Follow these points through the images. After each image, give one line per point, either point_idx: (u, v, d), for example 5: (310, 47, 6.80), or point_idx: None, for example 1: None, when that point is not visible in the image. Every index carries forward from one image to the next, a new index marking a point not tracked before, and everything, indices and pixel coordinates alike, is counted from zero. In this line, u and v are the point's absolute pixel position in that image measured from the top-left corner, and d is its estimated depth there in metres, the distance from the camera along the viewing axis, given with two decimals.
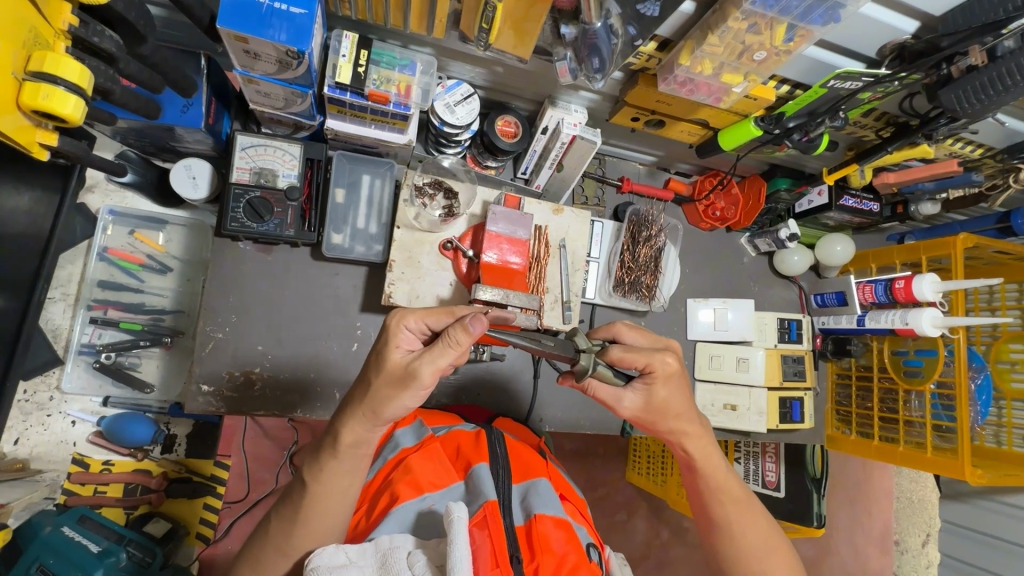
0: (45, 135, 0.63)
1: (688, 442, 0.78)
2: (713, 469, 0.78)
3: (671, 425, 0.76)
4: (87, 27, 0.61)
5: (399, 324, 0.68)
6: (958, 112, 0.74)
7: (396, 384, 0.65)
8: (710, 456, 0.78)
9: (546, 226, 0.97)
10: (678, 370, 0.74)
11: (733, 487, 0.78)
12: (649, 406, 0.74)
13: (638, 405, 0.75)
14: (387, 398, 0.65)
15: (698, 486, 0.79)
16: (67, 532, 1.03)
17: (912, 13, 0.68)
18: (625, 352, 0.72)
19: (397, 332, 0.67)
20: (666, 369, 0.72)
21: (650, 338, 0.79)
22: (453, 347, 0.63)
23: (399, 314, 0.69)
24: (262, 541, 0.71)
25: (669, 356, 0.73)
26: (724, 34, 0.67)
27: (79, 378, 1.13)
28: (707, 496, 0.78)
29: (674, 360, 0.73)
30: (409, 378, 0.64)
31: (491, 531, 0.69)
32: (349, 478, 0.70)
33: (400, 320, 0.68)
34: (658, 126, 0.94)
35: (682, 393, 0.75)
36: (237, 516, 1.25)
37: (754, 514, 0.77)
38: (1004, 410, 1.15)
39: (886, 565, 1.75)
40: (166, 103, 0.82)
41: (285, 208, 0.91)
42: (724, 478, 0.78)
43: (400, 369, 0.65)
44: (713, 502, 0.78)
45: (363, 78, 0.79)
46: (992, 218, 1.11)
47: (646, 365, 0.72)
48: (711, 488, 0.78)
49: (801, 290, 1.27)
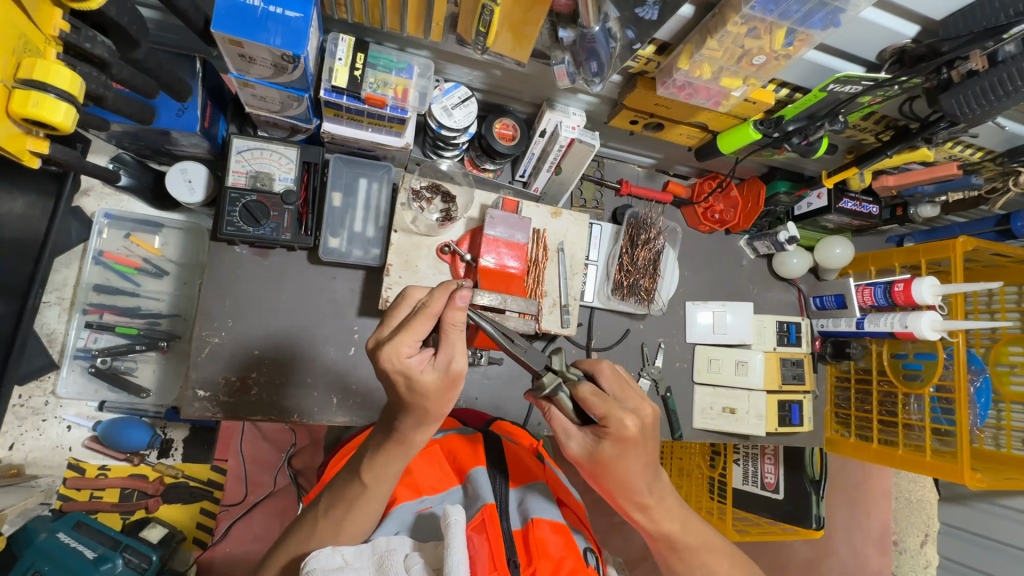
0: (35, 142, 0.62)
1: (643, 510, 0.72)
2: (667, 529, 0.73)
3: (619, 489, 0.70)
4: (78, 32, 0.59)
5: (400, 361, 0.61)
6: (959, 117, 0.73)
7: (447, 391, 0.62)
8: (670, 522, 0.73)
9: (545, 230, 0.96)
10: (636, 438, 0.65)
11: (696, 539, 0.75)
12: (592, 458, 0.68)
13: (581, 451, 0.69)
14: (446, 403, 0.63)
15: (660, 545, 0.75)
16: (63, 538, 1.02)
17: (913, 17, 0.68)
18: (590, 394, 0.66)
19: (405, 365, 0.60)
20: (621, 433, 0.65)
21: (624, 393, 0.68)
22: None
23: (391, 351, 0.60)
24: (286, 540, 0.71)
25: (629, 417, 0.65)
26: (723, 38, 0.67)
27: (74, 383, 1.13)
28: (671, 553, 0.76)
29: (634, 426, 0.65)
30: (457, 380, 0.61)
31: (489, 535, 0.68)
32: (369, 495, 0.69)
33: (397, 355, 0.60)
34: (656, 129, 0.93)
35: (637, 459, 0.67)
36: (236, 518, 1.21)
37: (720, 554, 0.77)
38: (1003, 413, 1.15)
39: (884, 566, 1.75)
40: (160, 108, 0.81)
41: (282, 211, 0.90)
42: (682, 535, 0.74)
43: (443, 383, 0.61)
44: (676, 557, 0.76)
45: (359, 81, 0.79)
46: (991, 221, 1.10)
47: (604, 418, 0.65)
48: (675, 549, 0.75)
49: (801, 293, 1.26)
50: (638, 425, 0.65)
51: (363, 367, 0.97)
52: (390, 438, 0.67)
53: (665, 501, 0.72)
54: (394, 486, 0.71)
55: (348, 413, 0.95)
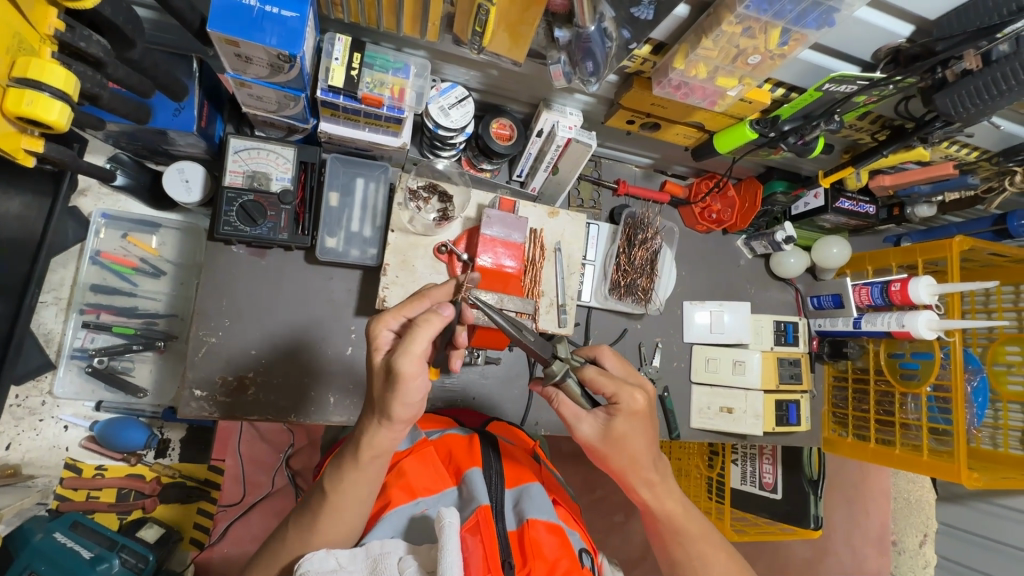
0: (31, 141, 0.62)
1: (643, 488, 0.73)
2: (668, 511, 0.74)
3: (626, 470, 0.72)
4: (74, 32, 0.59)
5: (379, 329, 0.68)
6: (953, 116, 0.74)
7: (388, 384, 0.63)
8: (670, 503, 0.74)
9: (542, 229, 0.96)
10: (645, 412, 0.70)
11: (694, 529, 0.74)
12: (607, 437, 0.70)
13: (595, 433, 0.70)
14: (388, 400, 0.64)
15: (658, 528, 0.75)
16: (59, 538, 1.02)
17: (908, 17, 0.68)
18: (597, 374, 0.70)
19: (378, 333, 0.67)
20: (633, 407, 0.69)
21: (627, 371, 0.74)
22: (427, 328, 0.62)
23: (375, 321, 0.68)
24: (278, 544, 0.70)
25: (637, 392, 0.70)
26: (718, 38, 0.67)
27: (72, 383, 1.12)
28: (668, 542, 0.75)
29: (643, 400, 0.69)
30: (395, 376, 0.62)
31: (483, 537, 0.68)
32: (366, 495, 0.69)
33: (376, 326, 0.67)
34: (653, 129, 0.93)
35: (646, 434, 0.70)
36: (233, 519, 1.23)
37: (717, 552, 0.75)
38: (1001, 412, 1.15)
39: (883, 566, 1.75)
40: (156, 108, 0.81)
41: (279, 211, 0.90)
42: (683, 519, 0.74)
43: (388, 370, 0.64)
44: (672, 546, 0.75)
45: (356, 81, 0.79)
46: (988, 220, 1.11)
47: (614, 395, 0.69)
48: (672, 537, 0.75)
49: (799, 293, 1.26)
50: (645, 400, 0.70)
51: (360, 367, 0.97)
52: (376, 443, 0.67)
53: (665, 482, 0.74)
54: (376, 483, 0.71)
55: (345, 413, 0.95)
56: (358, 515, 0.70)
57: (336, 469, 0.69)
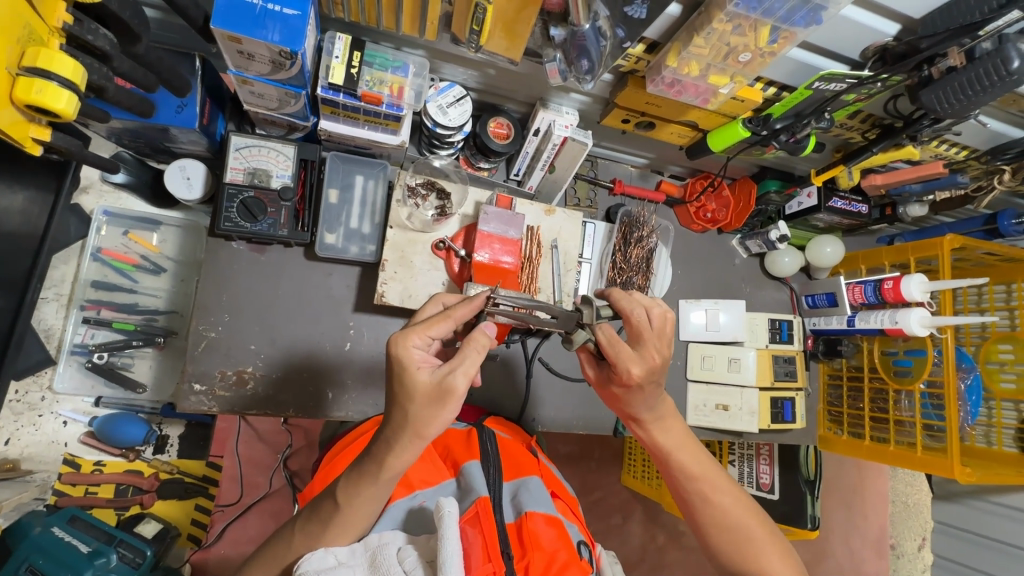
0: (38, 131, 0.64)
1: (638, 424, 0.79)
2: (673, 448, 0.78)
3: (623, 409, 0.79)
4: (82, 25, 0.61)
5: (406, 349, 0.63)
6: (939, 112, 0.75)
7: (431, 405, 0.62)
8: (667, 437, 0.78)
9: (539, 227, 0.98)
10: (640, 382, 0.72)
11: (694, 463, 0.77)
12: (604, 382, 0.80)
13: (596, 376, 0.82)
14: (429, 419, 0.63)
15: (664, 467, 0.79)
16: (57, 532, 1.01)
17: (893, 16, 0.70)
18: (607, 344, 0.73)
19: (408, 354, 0.63)
20: (627, 377, 0.72)
21: (644, 343, 0.73)
22: (482, 351, 0.64)
23: (400, 338, 0.64)
24: (276, 546, 0.71)
25: (636, 364, 0.72)
26: (709, 36, 0.69)
27: (71, 378, 1.14)
28: (672, 478, 0.78)
29: (639, 372, 0.72)
30: (446, 395, 0.62)
31: (482, 527, 0.69)
32: (365, 506, 0.68)
33: (403, 344, 0.63)
34: (648, 128, 0.95)
35: (644, 394, 0.75)
36: (231, 519, 1.22)
37: (721, 490, 0.76)
38: (994, 410, 1.16)
39: (882, 568, 1.75)
40: (160, 103, 0.83)
41: (279, 208, 0.92)
42: (679, 453, 0.77)
43: (431, 390, 0.62)
44: (676, 481, 0.78)
45: (356, 79, 0.80)
46: (979, 219, 1.12)
47: (613, 362, 0.73)
48: (673, 470, 0.78)
49: (793, 292, 1.27)
50: (644, 371, 0.72)
51: (358, 363, 0.98)
52: (396, 458, 0.65)
53: (661, 418, 0.78)
54: (390, 488, 0.69)
55: (344, 408, 0.96)
56: (359, 527, 0.69)
57: (350, 475, 0.68)
